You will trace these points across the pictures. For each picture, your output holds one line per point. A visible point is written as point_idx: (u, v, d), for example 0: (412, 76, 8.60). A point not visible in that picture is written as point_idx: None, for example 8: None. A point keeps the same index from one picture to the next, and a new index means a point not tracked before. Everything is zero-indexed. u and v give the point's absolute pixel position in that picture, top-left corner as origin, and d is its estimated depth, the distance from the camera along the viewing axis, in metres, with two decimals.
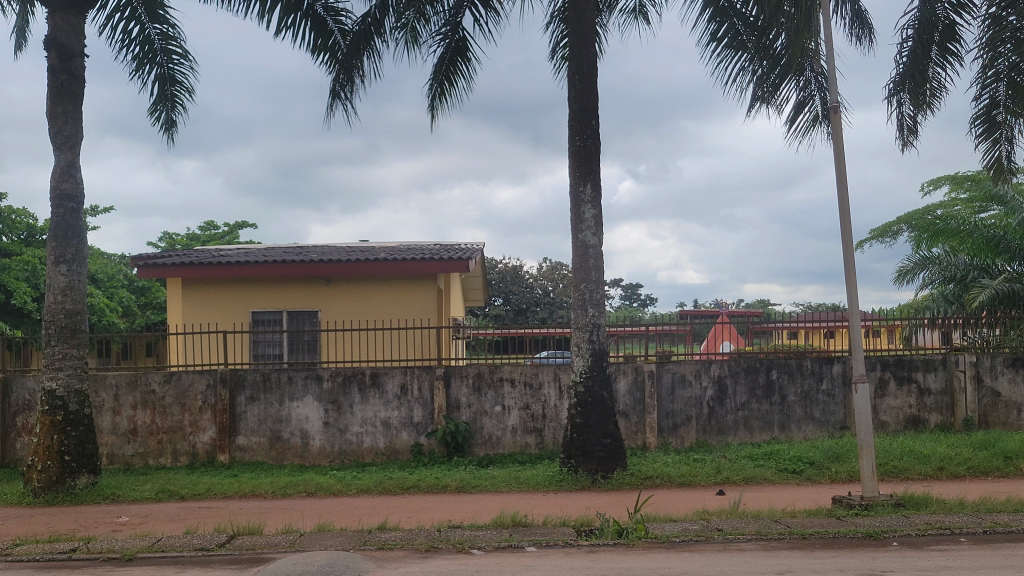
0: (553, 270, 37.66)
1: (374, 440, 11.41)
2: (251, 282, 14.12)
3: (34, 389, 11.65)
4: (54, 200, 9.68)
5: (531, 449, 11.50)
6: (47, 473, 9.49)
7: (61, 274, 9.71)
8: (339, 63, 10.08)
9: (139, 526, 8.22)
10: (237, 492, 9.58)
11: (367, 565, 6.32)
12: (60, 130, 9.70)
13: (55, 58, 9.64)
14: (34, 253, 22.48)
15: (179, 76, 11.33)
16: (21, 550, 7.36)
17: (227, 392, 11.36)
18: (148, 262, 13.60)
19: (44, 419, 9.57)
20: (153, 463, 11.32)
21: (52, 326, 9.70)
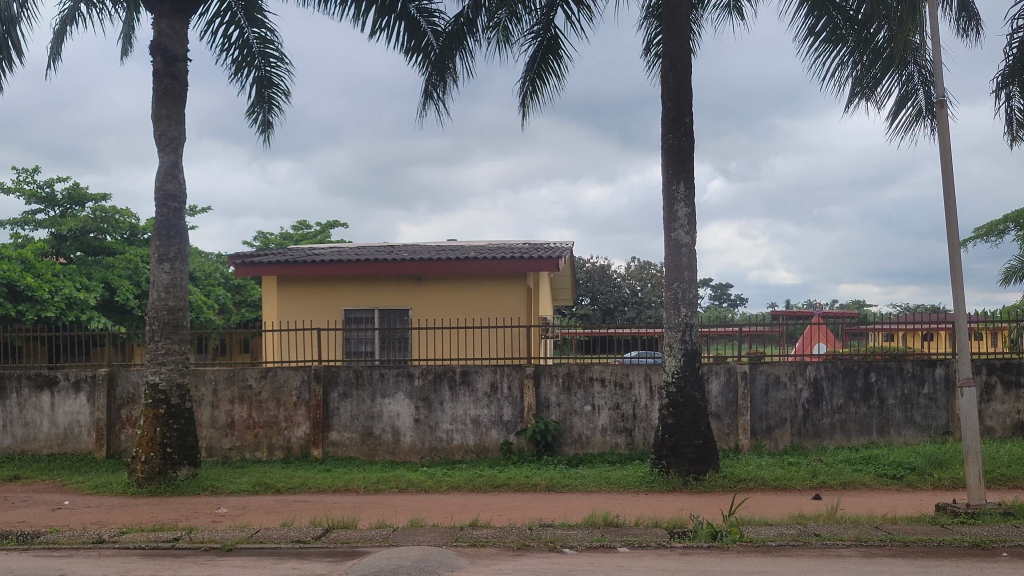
0: (641, 269, 37.42)
1: (464, 437, 11.50)
2: (344, 280, 14.37)
3: (138, 382, 12.07)
4: (158, 200, 10.00)
5: (622, 449, 11.44)
6: (150, 464, 9.82)
7: (165, 272, 10.02)
8: (433, 63, 10.18)
9: (238, 518, 8.44)
10: (331, 486, 9.76)
11: (461, 561, 6.37)
12: (164, 132, 10.02)
13: (160, 63, 9.96)
14: (137, 253, 23.30)
15: (276, 79, 11.61)
16: (128, 538, 7.64)
17: (320, 388, 11.57)
18: (245, 260, 13.96)
19: (148, 412, 9.90)
20: (250, 457, 11.60)
21: (155, 322, 10.03)
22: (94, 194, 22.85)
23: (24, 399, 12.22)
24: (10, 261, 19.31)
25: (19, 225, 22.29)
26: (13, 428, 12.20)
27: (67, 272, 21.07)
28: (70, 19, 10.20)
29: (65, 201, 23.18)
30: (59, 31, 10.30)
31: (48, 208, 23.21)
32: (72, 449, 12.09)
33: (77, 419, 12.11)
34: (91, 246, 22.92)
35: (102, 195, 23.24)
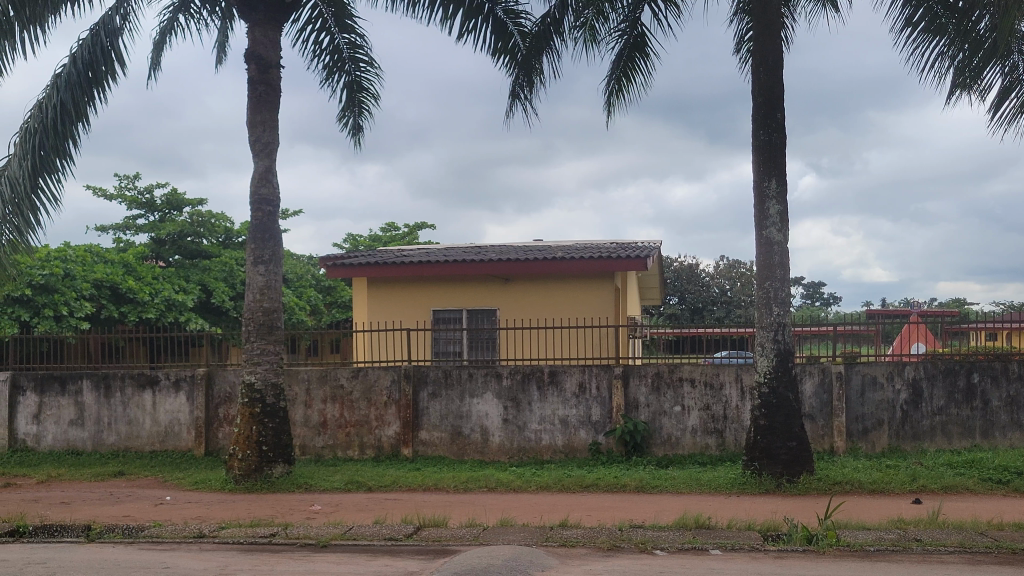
0: (731, 268, 36.85)
1: (552, 438, 11.51)
2: (432, 281, 14.52)
3: (234, 382, 12.41)
4: (253, 204, 10.26)
5: (712, 451, 11.30)
6: (247, 461, 10.08)
7: (259, 274, 10.27)
8: (520, 64, 10.21)
9: (331, 515, 8.60)
10: (421, 485, 9.87)
11: (551, 560, 6.37)
12: (259, 138, 10.27)
13: (255, 71, 10.23)
14: (232, 256, 23.92)
15: (365, 83, 11.79)
16: (227, 533, 7.85)
17: (410, 388, 11.71)
18: (336, 262, 14.22)
19: (245, 411, 10.17)
20: (342, 455, 11.81)
21: (251, 323, 10.30)
22: (191, 199, 23.57)
23: (126, 398, 12.64)
24: (112, 264, 20.06)
25: (121, 230, 23.13)
26: (117, 425, 12.63)
27: (166, 275, 21.76)
28: (168, 30, 10.54)
29: (164, 206, 24.00)
30: (159, 42, 10.64)
31: (148, 213, 24.03)
32: (173, 446, 12.49)
33: (177, 418, 12.50)
34: (189, 250, 23.67)
35: (199, 200, 23.95)
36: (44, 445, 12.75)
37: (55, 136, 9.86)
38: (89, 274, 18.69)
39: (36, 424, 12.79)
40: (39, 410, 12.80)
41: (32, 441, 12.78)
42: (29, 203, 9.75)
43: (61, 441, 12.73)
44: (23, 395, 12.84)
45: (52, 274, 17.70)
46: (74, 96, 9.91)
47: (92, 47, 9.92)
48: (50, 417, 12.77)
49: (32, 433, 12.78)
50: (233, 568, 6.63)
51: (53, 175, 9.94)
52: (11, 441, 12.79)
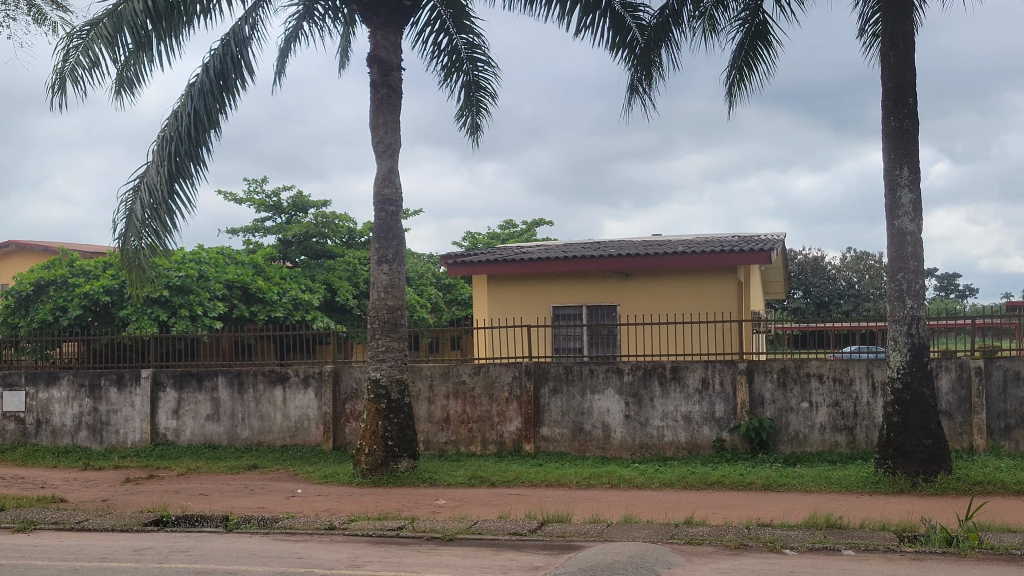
0: (859, 260, 35.72)
1: (675, 434, 11.39)
2: (552, 277, 14.55)
3: (360, 378, 12.76)
4: (377, 204, 10.48)
5: (842, 449, 10.97)
6: (373, 456, 10.33)
7: (384, 273, 10.48)
8: (638, 59, 10.16)
9: (456, 509, 8.72)
10: (544, 480, 9.91)
11: (678, 558, 6.30)
12: (381, 139, 10.49)
13: (377, 74, 10.45)
14: (355, 255, 24.48)
15: (483, 83, 11.91)
16: (357, 526, 8.06)
17: (532, 383, 11.78)
18: (457, 260, 14.40)
19: (371, 407, 10.41)
20: (465, 450, 11.96)
21: (376, 321, 10.53)
22: (316, 201, 24.29)
23: (259, 393, 13.10)
24: (243, 266, 20.83)
25: (250, 232, 23.99)
26: (250, 420, 13.11)
27: (293, 275, 22.44)
28: (293, 38, 10.87)
29: (290, 208, 24.85)
30: (285, 48, 10.98)
31: (275, 216, 24.86)
32: (302, 441, 12.90)
33: (306, 413, 12.90)
34: (314, 251, 24.39)
35: (323, 202, 24.64)
36: (183, 439, 13.34)
37: (189, 142, 10.29)
38: (222, 275, 19.52)
39: (175, 420, 13.39)
40: (178, 406, 13.38)
41: (172, 435, 13.38)
42: (166, 207, 10.21)
43: (199, 436, 13.29)
44: (163, 391, 13.43)
45: (187, 276, 18.64)
46: (207, 104, 10.32)
47: (223, 56, 10.33)
48: (188, 412, 13.34)
49: (172, 428, 13.38)
50: (363, 559, 6.80)
51: (188, 179, 10.38)
52: (153, 435, 13.41)
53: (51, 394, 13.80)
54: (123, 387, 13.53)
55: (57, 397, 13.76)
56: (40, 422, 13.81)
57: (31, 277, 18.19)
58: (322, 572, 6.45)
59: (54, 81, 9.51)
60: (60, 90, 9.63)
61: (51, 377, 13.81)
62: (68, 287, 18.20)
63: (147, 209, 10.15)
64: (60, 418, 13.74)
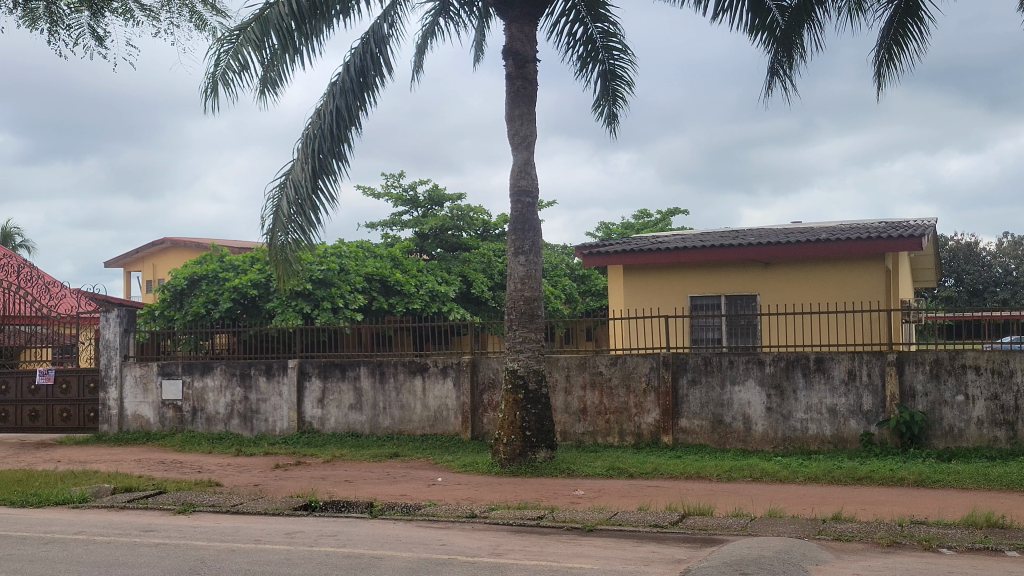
0: (1016, 246, 33.84)
1: (820, 427, 11.06)
2: (689, 267, 14.35)
3: (497, 368, 12.94)
4: (513, 196, 10.56)
5: (1001, 445, 10.42)
6: (511, 446, 10.43)
7: (521, 264, 10.56)
8: (779, 40, 9.90)
9: (595, 500, 8.71)
10: (684, 473, 9.79)
11: (827, 554, 6.11)
12: (517, 131, 10.56)
13: (512, 67, 10.52)
14: (490, 247, 24.71)
15: (619, 72, 11.82)
16: (497, 514, 8.16)
17: (670, 374, 11.64)
18: (592, 251, 14.37)
19: (509, 397, 10.51)
20: (602, 442, 11.93)
21: (513, 312, 10.61)
22: (451, 194, 24.67)
23: (399, 383, 13.41)
24: (381, 259, 21.35)
25: (388, 226, 24.56)
26: (391, 409, 13.44)
27: (430, 267, 22.86)
28: (430, 34, 11.06)
29: (426, 202, 25.33)
30: (421, 45, 11.18)
31: (412, 209, 25.38)
32: (441, 430, 13.15)
33: (445, 403, 13.14)
34: (450, 243, 24.80)
35: (458, 195, 25.00)
36: (328, 427, 13.79)
37: (332, 139, 10.61)
38: (361, 268, 20.09)
39: (320, 408, 13.85)
40: (322, 395, 13.84)
41: (317, 424, 13.85)
42: (310, 203, 10.56)
43: (343, 424, 13.71)
44: (308, 380, 13.92)
45: (329, 270, 19.26)
46: (348, 102, 10.62)
47: (363, 54, 10.62)
48: (332, 401, 13.79)
49: (317, 416, 13.85)
50: (505, 548, 6.88)
51: (331, 176, 10.69)
52: (299, 423, 13.92)
53: (205, 383, 14.49)
54: (271, 376, 14.08)
55: (211, 386, 14.44)
56: (195, 410, 14.52)
57: (186, 272, 19.20)
58: (464, 559, 6.55)
59: (207, 85, 9.95)
60: (212, 93, 10.07)
61: (205, 367, 14.49)
62: (219, 281, 19.07)
63: (293, 205, 10.51)
64: (214, 406, 14.42)
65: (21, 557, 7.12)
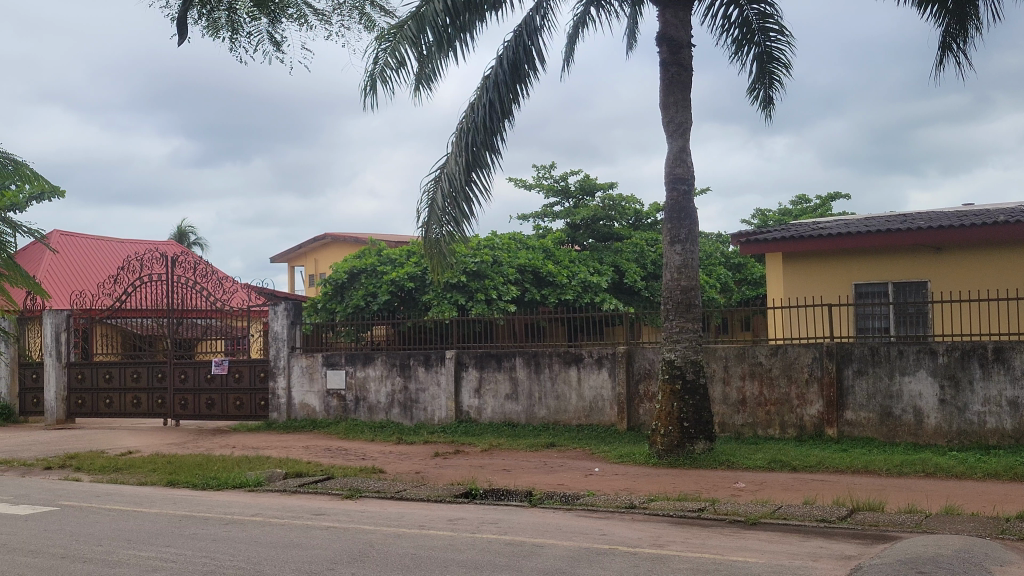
0: None
1: (998, 421, 10.46)
2: (853, 253, 13.83)
3: (653, 359, 12.86)
4: (669, 184, 10.43)
5: None
6: (669, 437, 10.34)
7: (677, 253, 10.42)
8: (951, 13, 9.40)
9: (757, 493, 8.54)
10: (850, 467, 9.45)
11: (1011, 555, 5.78)
12: (672, 118, 10.42)
13: (667, 53, 10.40)
14: (642, 236, 24.50)
15: (777, 53, 11.49)
16: (657, 505, 8.10)
17: (834, 365, 11.26)
18: (749, 239, 14.06)
19: (666, 387, 10.43)
20: (763, 434, 11.66)
21: (670, 301, 10.48)
22: (602, 184, 24.63)
23: (555, 373, 13.48)
24: (533, 250, 21.52)
25: (540, 217, 24.73)
26: (547, 400, 13.53)
27: (582, 258, 22.86)
28: (582, 24, 11.04)
29: (578, 192, 25.39)
30: (573, 35, 11.18)
31: (564, 200, 25.49)
32: (597, 421, 13.17)
33: (601, 393, 13.15)
34: (602, 233, 24.76)
35: (609, 184, 24.94)
36: (485, 416, 14.01)
37: (485, 133, 10.74)
38: (514, 260, 20.31)
39: (477, 398, 14.09)
40: (479, 385, 14.08)
41: (475, 413, 14.10)
42: (464, 195, 10.73)
43: (499, 414, 13.90)
44: (465, 370, 14.18)
45: (482, 262, 19.58)
46: (502, 95, 10.75)
47: (516, 47, 10.74)
48: (489, 391, 14.00)
49: (474, 406, 14.10)
50: (666, 539, 6.83)
51: (485, 169, 10.82)
52: (457, 412, 14.20)
53: (367, 373, 14.99)
54: (430, 366, 14.43)
55: (372, 375, 14.92)
56: (358, 399, 15.05)
57: (346, 266, 19.93)
58: (626, 550, 6.54)
59: (366, 82, 10.25)
60: (371, 89, 10.36)
61: (367, 357, 14.98)
62: (378, 274, 19.68)
63: (447, 197, 10.70)
64: (376, 396, 14.90)
65: (204, 535, 7.58)
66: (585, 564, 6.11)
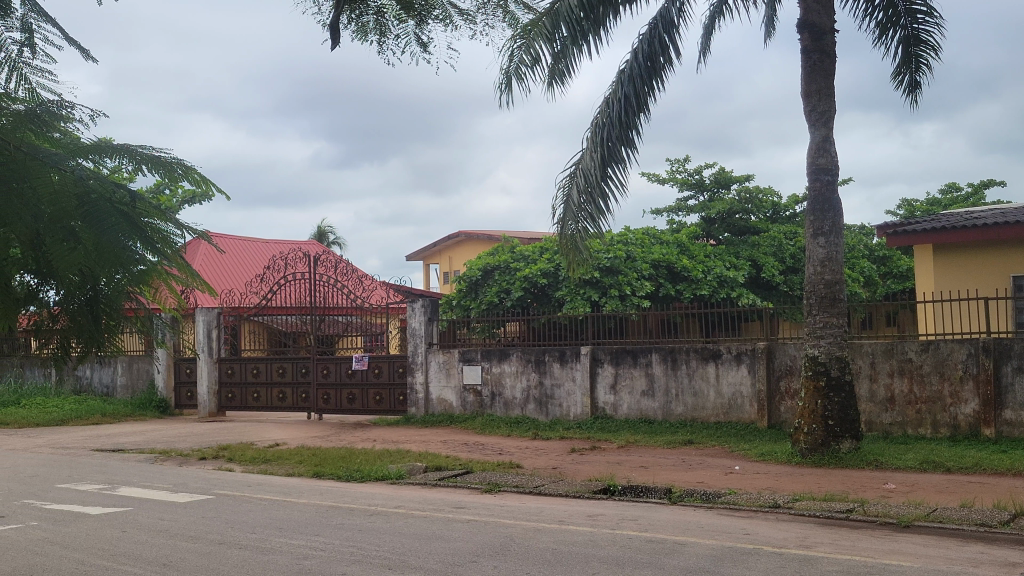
0: None
1: None
2: (1010, 244, 13.14)
3: (795, 355, 12.53)
4: (811, 175, 10.14)
5: None
6: (813, 435, 10.05)
7: (820, 246, 10.12)
8: None
9: (909, 494, 8.20)
10: (1010, 469, 8.98)
11: None
12: (814, 107, 10.11)
13: (808, 40, 10.11)
14: (780, 229, 23.84)
15: (925, 36, 11.01)
16: (803, 505, 7.88)
17: (991, 362, 10.71)
18: (897, 230, 13.52)
19: (809, 384, 10.16)
20: (913, 433, 11.19)
21: (813, 296, 10.19)
22: (739, 177, 24.13)
23: (692, 369, 13.31)
24: (668, 245, 21.29)
25: (674, 211, 24.42)
26: (685, 396, 13.37)
27: (718, 252, 22.45)
28: (719, 13, 10.84)
29: (713, 185, 24.98)
30: (708, 26, 10.99)
31: (698, 193, 25.10)
32: (736, 418, 12.92)
33: (740, 390, 12.89)
34: (738, 227, 24.29)
35: (746, 176, 24.43)
36: (621, 413, 13.94)
37: (620, 127, 10.66)
38: (648, 255, 20.09)
39: (612, 394, 14.04)
40: (615, 381, 14.02)
41: (611, 410, 14.04)
42: (600, 190, 10.69)
43: (635, 411, 13.81)
44: (601, 366, 14.14)
45: (616, 257, 19.50)
46: (637, 89, 10.65)
47: (652, 39, 10.63)
48: (624, 387, 13.93)
49: (610, 402, 14.05)
50: (814, 540, 6.64)
51: (621, 164, 10.73)
52: (593, 408, 14.17)
53: (503, 369, 15.13)
54: (565, 363, 14.45)
55: (508, 371, 15.06)
56: (494, 394, 15.20)
57: (480, 264, 20.19)
58: (771, 550, 6.38)
59: (502, 80, 10.34)
60: (507, 87, 10.44)
61: (502, 353, 15.13)
62: (511, 271, 19.86)
63: (583, 192, 10.71)
64: (511, 392, 15.02)
65: (351, 526, 7.81)
66: (730, 563, 6.01)
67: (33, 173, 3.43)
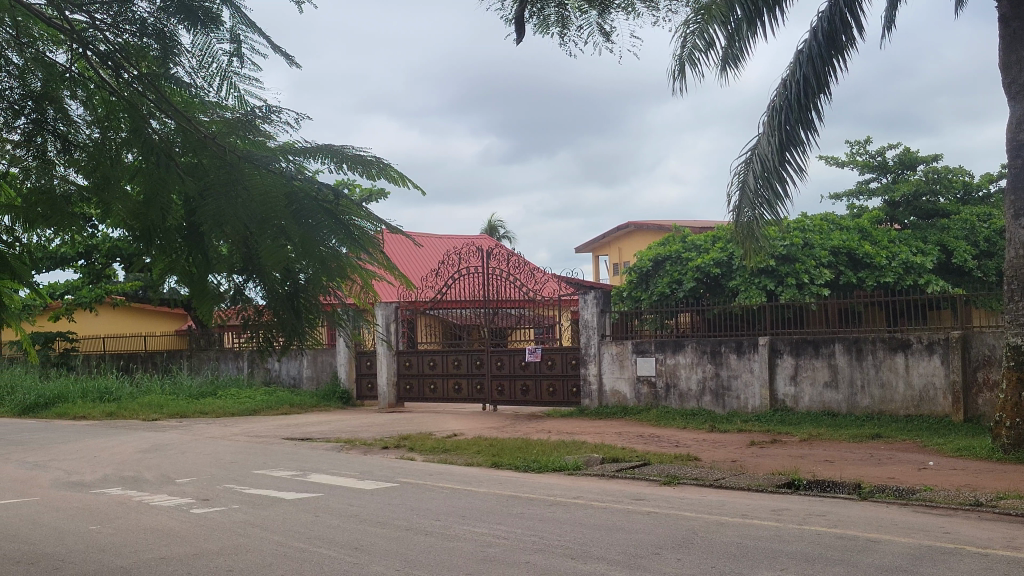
0: None
1: None
2: None
3: (994, 344, 11.71)
4: (1011, 152, 9.49)
5: None
6: (1017, 430, 9.42)
7: (1022, 228, 9.47)
8: None
9: None
10: None
11: None
12: (1014, 79, 9.46)
13: (1007, 7, 9.48)
14: (973, 211, 22.41)
15: None
16: (1008, 505, 7.40)
17: None
18: None
19: (1012, 376, 9.53)
20: None
21: (1015, 281, 9.54)
22: (925, 156, 22.88)
23: (879, 360, 12.74)
24: (848, 231, 20.41)
25: (855, 196, 23.41)
26: (872, 388, 12.82)
27: (904, 237, 21.36)
28: None
29: (897, 166, 23.80)
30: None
31: (881, 176, 23.98)
32: (929, 411, 12.26)
33: (933, 382, 12.24)
34: (925, 210, 23.02)
35: (933, 156, 23.13)
36: (802, 405, 13.51)
37: (799, 109, 10.29)
38: (827, 242, 19.35)
39: (793, 386, 13.61)
40: (795, 372, 13.59)
41: (791, 402, 13.63)
42: (777, 175, 10.41)
43: (818, 403, 13.35)
44: (780, 357, 13.74)
45: (793, 245, 18.83)
46: (817, 69, 10.23)
47: (832, 16, 10.09)
48: (806, 378, 13.48)
49: (791, 394, 13.63)
50: (1022, 542, 6.21)
51: (800, 147, 10.38)
52: (772, 400, 13.79)
53: (677, 360, 14.95)
54: (742, 354, 14.13)
55: (683, 363, 14.87)
56: (669, 386, 15.05)
57: (651, 254, 20.01)
58: (975, 550, 6.02)
59: (675, 67, 10.22)
60: (680, 74, 10.32)
61: (677, 345, 14.95)
62: (683, 260, 19.57)
63: (760, 178, 10.46)
64: (687, 383, 14.82)
65: (531, 515, 7.90)
66: (930, 563, 5.71)
67: (245, 178, 3.78)
